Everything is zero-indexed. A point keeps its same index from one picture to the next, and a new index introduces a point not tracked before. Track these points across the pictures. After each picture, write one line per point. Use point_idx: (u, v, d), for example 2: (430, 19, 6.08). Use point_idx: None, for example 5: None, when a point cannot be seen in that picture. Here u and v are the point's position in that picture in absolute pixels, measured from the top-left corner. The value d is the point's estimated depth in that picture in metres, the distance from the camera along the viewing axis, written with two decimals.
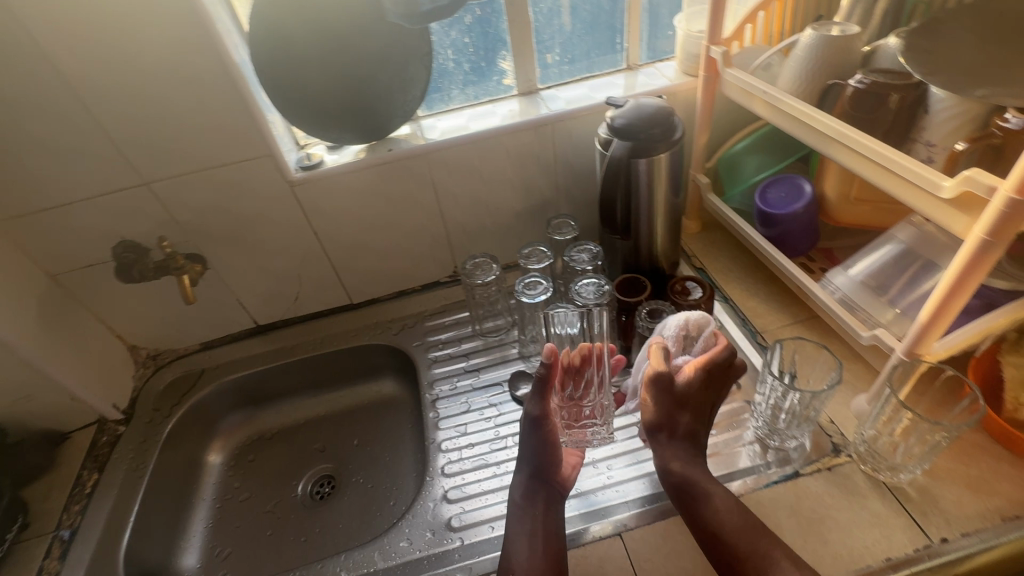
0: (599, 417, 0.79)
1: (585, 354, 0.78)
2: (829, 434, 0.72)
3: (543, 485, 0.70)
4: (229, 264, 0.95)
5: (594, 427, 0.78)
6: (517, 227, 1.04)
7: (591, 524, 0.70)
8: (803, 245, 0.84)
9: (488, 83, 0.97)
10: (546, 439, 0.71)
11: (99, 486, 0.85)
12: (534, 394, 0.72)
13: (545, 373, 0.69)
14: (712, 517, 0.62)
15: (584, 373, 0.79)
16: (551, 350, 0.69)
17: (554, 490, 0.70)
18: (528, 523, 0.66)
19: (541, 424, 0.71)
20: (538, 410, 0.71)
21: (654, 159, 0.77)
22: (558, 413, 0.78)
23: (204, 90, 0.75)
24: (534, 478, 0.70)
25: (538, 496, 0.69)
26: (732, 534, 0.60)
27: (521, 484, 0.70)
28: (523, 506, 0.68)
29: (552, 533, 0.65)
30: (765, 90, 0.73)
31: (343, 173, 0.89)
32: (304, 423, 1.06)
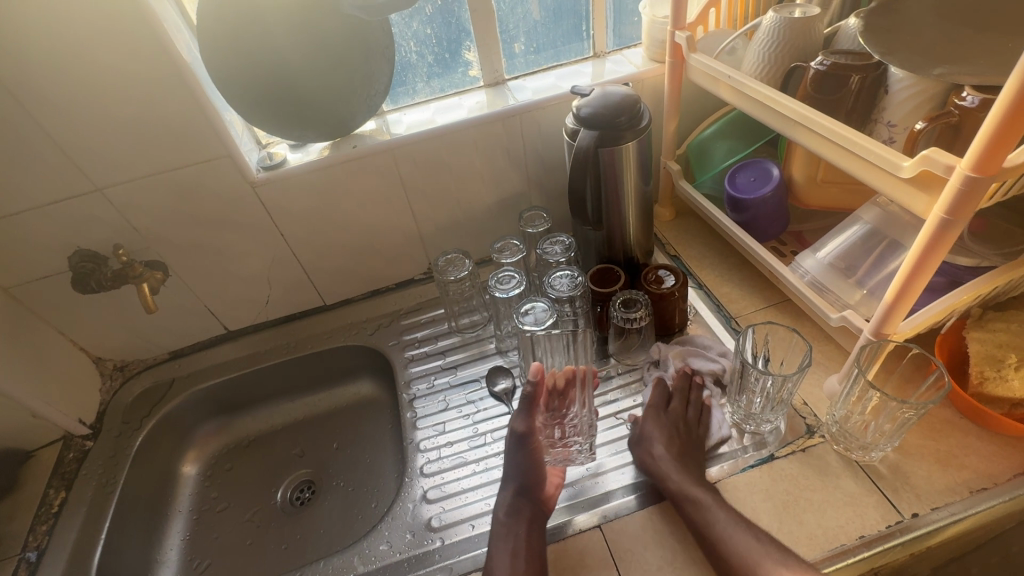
0: (584, 436, 0.77)
1: (567, 377, 0.77)
2: (803, 416, 0.73)
3: (528, 502, 0.69)
4: (194, 270, 0.92)
5: (579, 441, 0.76)
6: (490, 221, 1.03)
7: (576, 516, 0.70)
8: (773, 229, 0.84)
9: (453, 75, 0.95)
10: (531, 455, 0.72)
11: (67, 504, 0.82)
12: (518, 411, 0.76)
13: (530, 391, 0.76)
14: (703, 524, 0.62)
15: (567, 394, 0.78)
16: (534, 368, 0.76)
17: (539, 509, 0.69)
18: (511, 544, 0.65)
19: (525, 443, 0.73)
20: (523, 426, 0.74)
21: (620, 148, 0.76)
22: (543, 431, 0.77)
23: (154, 91, 0.72)
24: (518, 498, 0.69)
25: (521, 513, 0.68)
26: (727, 544, 0.60)
27: (505, 504, 0.69)
28: (507, 525, 0.67)
29: (535, 551, 0.65)
30: (731, 75, 0.73)
31: (306, 171, 0.86)
32: (281, 428, 1.04)
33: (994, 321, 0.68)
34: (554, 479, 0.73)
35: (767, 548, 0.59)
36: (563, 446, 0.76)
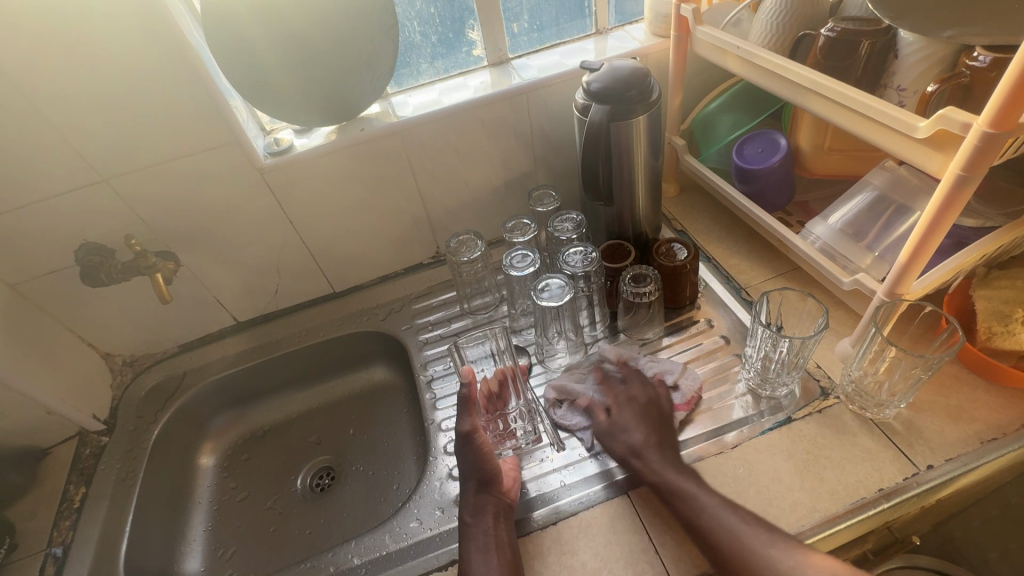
0: (527, 425, 0.80)
1: (500, 378, 0.82)
2: (816, 379, 0.75)
3: (489, 497, 0.68)
4: (203, 260, 0.91)
5: (521, 427, 0.80)
6: (497, 202, 1.03)
7: (539, 508, 0.71)
8: (780, 199, 0.85)
9: (457, 56, 0.94)
10: (481, 452, 0.70)
11: (88, 499, 0.82)
12: (459, 413, 0.73)
13: (466, 391, 0.73)
14: (690, 514, 0.62)
15: (502, 395, 0.82)
16: (466, 371, 0.75)
17: (501, 503, 0.69)
18: (481, 542, 0.64)
19: (470, 442, 0.71)
20: (467, 425, 0.72)
21: (632, 122, 0.76)
22: (488, 430, 0.79)
23: (160, 76, 0.71)
24: (481, 496, 0.69)
25: (485, 510, 0.67)
26: (720, 531, 0.59)
27: (468, 506, 0.68)
28: (474, 527, 0.66)
29: (506, 543, 0.65)
30: (740, 45, 0.74)
31: (313, 156, 0.85)
32: (296, 417, 1.04)
33: (999, 279, 0.70)
34: (511, 471, 0.73)
35: (757, 529, 0.59)
36: (506, 439, 0.79)
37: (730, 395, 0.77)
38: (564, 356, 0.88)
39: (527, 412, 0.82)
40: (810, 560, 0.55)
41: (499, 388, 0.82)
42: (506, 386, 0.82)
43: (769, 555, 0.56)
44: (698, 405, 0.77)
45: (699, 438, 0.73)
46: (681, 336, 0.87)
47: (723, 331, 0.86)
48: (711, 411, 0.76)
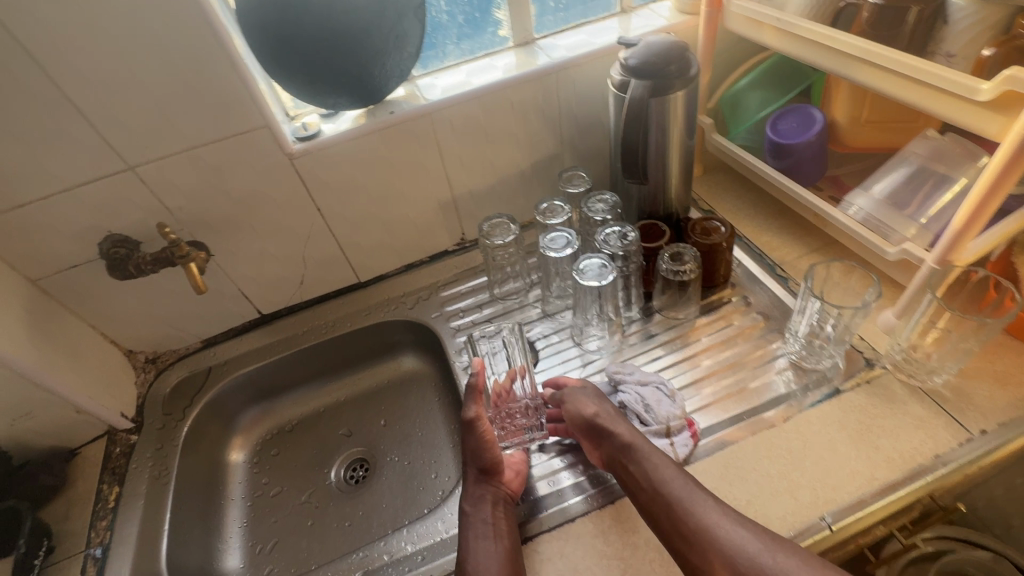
0: (534, 420, 0.79)
1: (511, 377, 0.82)
2: (861, 351, 0.75)
3: (489, 487, 0.69)
4: (230, 250, 0.89)
5: (531, 424, 0.79)
6: (523, 186, 1.02)
7: (546, 508, 0.70)
8: (814, 174, 0.85)
9: (483, 36, 0.93)
10: (481, 441, 0.72)
11: (123, 498, 0.79)
12: (466, 402, 0.76)
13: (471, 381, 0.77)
14: (655, 478, 0.62)
15: (515, 395, 0.81)
16: (477, 363, 0.81)
17: (502, 493, 0.69)
18: (481, 531, 0.65)
19: (474, 430, 0.73)
20: (471, 412, 0.74)
21: (670, 97, 0.76)
22: (496, 423, 0.79)
23: (189, 57, 0.68)
24: (481, 484, 0.70)
25: (484, 498, 0.68)
26: (686, 509, 0.59)
27: (470, 495, 0.69)
28: (473, 515, 0.67)
29: (506, 532, 0.65)
30: (780, 16, 0.74)
31: (342, 140, 0.83)
32: (325, 411, 1.02)
33: None
34: (515, 465, 0.73)
35: (724, 509, 0.59)
36: (515, 433, 0.78)
37: (772, 371, 0.77)
38: (599, 337, 0.88)
39: (536, 408, 0.80)
40: (777, 546, 0.55)
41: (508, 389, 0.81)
42: (517, 385, 0.82)
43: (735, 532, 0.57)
44: (716, 392, 0.76)
45: (746, 413, 0.73)
46: (715, 315, 0.87)
47: (761, 308, 0.86)
48: (755, 387, 0.76)
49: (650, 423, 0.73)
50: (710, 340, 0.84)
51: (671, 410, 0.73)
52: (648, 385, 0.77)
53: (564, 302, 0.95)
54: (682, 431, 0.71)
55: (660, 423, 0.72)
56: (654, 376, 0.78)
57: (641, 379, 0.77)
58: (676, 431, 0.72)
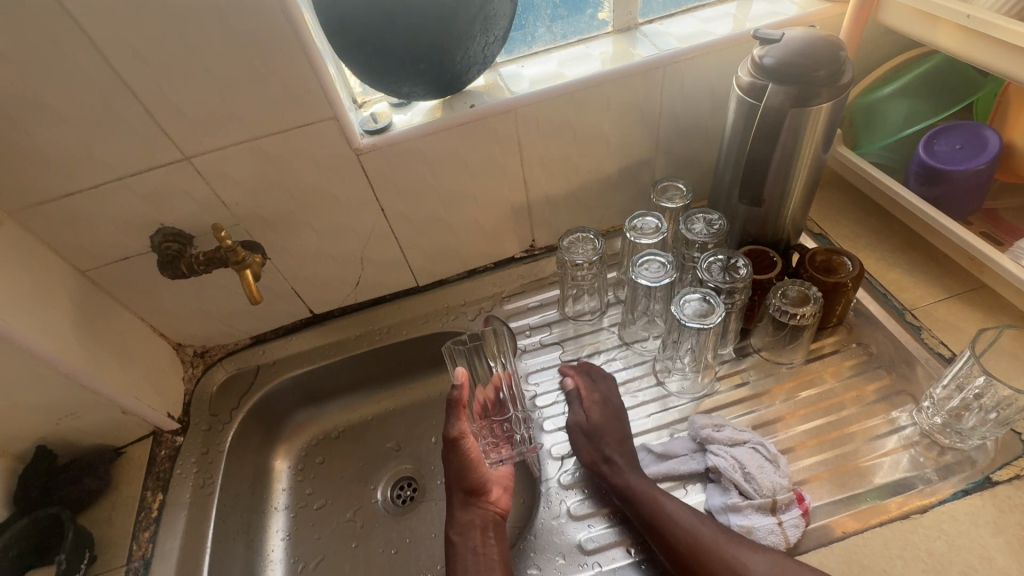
0: (519, 430, 0.75)
1: (497, 386, 0.76)
2: (1019, 433, 0.62)
3: (478, 510, 0.70)
4: (286, 249, 0.82)
5: (521, 432, 0.75)
6: (605, 192, 0.90)
7: None
8: (970, 206, 0.71)
9: (579, 19, 0.81)
10: (465, 459, 0.70)
11: (166, 507, 0.75)
12: (448, 417, 0.70)
13: (456, 394, 0.70)
14: (655, 519, 0.61)
15: (500, 403, 0.77)
16: (460, 372, 0.71)
17: (488, 516, 0.70)
18: (472, 564, 0.64)
19: (458, 449, 0.70)
20: (456, 431, 0.69)
21: (811, 109, 0.62)
22: (480, 438, 0.75)
23: (253, 38, 0.59)
24: (468, 508, 0.70)
25: (472, 524, 0.68)
26: (679, 533, 0.59)
27: (456, 523, 0.68)
28: (461, 544, 0.66)
29: (496, 562, 0.64)
30: (972, 14, 0.59)
31: (415, 136, 0.74)
32: (373, 419, 0.96)
33: None
34: (501, 479, 0.76)
35: (720, 530, 0.60)
36: (500, 446, 0.75)
37: (897, 444, 0.66)
38: (682, 377, 0.77)
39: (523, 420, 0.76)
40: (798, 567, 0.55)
41: (495, 397, 0.76)
42: (503, 395, 0.76)
43: (745, 556, 0.57)
44: (826, 462, 0.66)
45: (867, 495, 0.62)
46: (826, 364, 0.75)
47: (884, 360, 0.74)
48: (875, 461, 0.65)
49: (752, 495, 0.62)
50: (820, 395, 0.72)
51: (777, 481, 0.62)
52: (742, 445, 0.66)
53: (648, 330, 0.84)
54: (792, 508, 0.61)
55: (765, 497, 0.62)
56: (751, 434, 0.67)
57: (735, 439, 0.67)
58: (784, 507, 0.61)
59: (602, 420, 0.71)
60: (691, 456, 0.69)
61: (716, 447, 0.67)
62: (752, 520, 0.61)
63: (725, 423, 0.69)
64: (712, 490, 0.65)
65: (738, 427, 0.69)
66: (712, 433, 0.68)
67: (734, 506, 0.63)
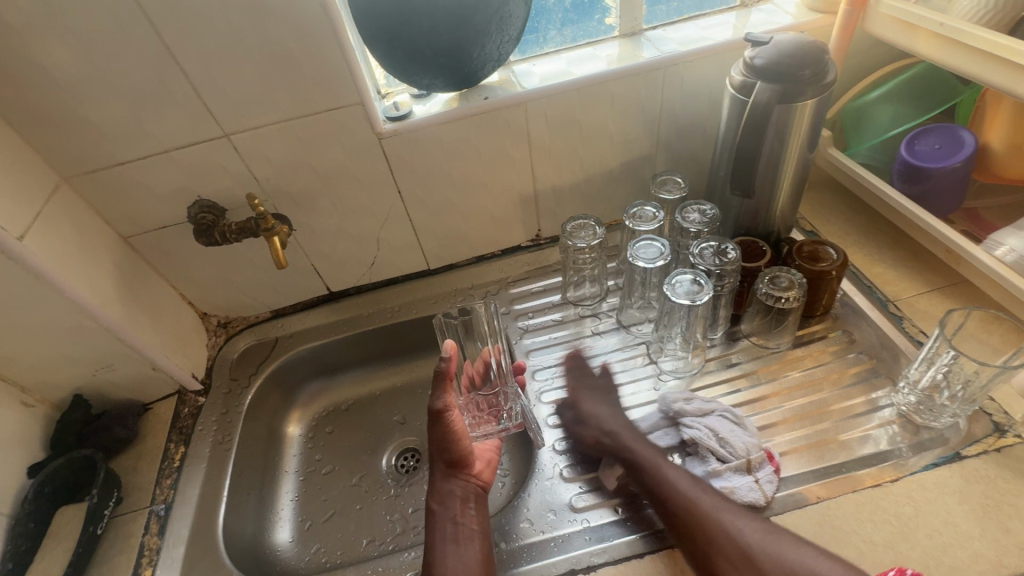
0: (508, 408, 0.78)
1: (486, 360, 0.82)
2: (989, 413, 0.66)
3: (459, 482, 0.71)
4: (309, 226, 0.88)
5: (518, 405, 0.78)
6: (608, 186, 0.96)
7: (598, 545, 0.64)
8: (949, 204, 0.75)
9: (588, 23, 0.87)
10: (449, 432, 0.70)
11: (188, 458, 0.81)
12: (434, 389, 0.70)
13: (443, 367, 0.69)
14: (653, 480, 0.65)
15: (488, 377, 0.82)
16: (449, 346, 0.71)
17: (470, 487, 0.71)
18: (450, 535, 0.64)
19: (442, 421, 0.70)
20: (441, 403, 0.69)
21: (797, 105, 0.68)
22: (467, 411, 0.79)
23: (292, 27, 0.67)
24: (449, 478, 0.70)
25: (453, 495, 0.69)
26: (678, 496, 0.63)
27: (437, 493, 0.70)
28: (440, 513, 0.67)
29: (475, 532, 0.66)
30: (945, 22, 0.64)
31: (432, 124, 0.80)
32: (381, 393, 1.01)
33: None
34: (486, 453, 0.77)
35: (710, 496, 0.63)
36: (486, 421, 0.78)
37: (875, 422, 0.69)
38: (674, 357, 0.82)
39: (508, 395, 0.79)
40: (777, 532, 0.58)
41: (483, 371, 0.82)
42: (491, 371, 0.82)
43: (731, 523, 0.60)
44: (805, 437, 0.69)
45: (844, 465, 0.66)
46: (811, 350, 0.79)
47: (867, 346, 0.78)
48: (854, 436, 0.68)
49: (727, 458, 0.66)
50: (802, 377, 0.76)
51: (748, 442, 0.66)
52: (711, 415, 0.70)
53: (644, 314, 0.89)
54: (764, 466, 0.65)
55: (740, 458, 0.66)
56: (717, 403, 0.71)
57: (703, 409, 0.71)
58: (758, 466, 0.65)
59: (588, 407, 0.76)
60: (666, 431, 0.73)
61: (688, 421, 0.71)
62: (732, 482, 0.65)
63: (696, 397, 0.73)
64: (692, 461, 0.69)
65: (706, 399, 0.73)
66: (684, 408, 0.71)
67: (714, 472, 0.66)
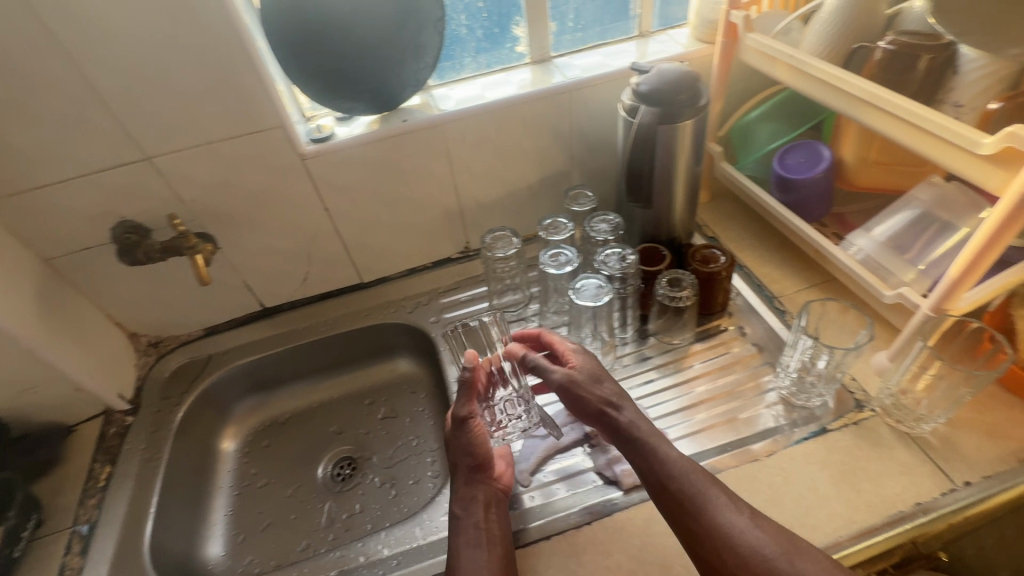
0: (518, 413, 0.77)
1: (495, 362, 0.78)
2: (851, 391, 0.75)
3: (482, 486, 0.69)
4: (238, 245, 0.91)
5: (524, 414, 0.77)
6: (529, 201, 1.03)
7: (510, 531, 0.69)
8: (819, 210, 0.86)
9: (501, 51, 0.94)
10: (472, 438, 0.70)
11: (114, 477, 0.81)
12: (458, 398, 0.70)
13: (467, 377, 0.66)
14: (659, 466, 0.59)
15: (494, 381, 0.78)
16: (471, 356, 0.68)
17: (493, 492, 0.69)
18: (472, 539, 0.64)
19: (466, 429, 0.70)
20: (465, 411, 0.69)
21: (678, 125, 0.76)
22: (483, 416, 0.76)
23: (210, 58, 0.71)
24: (473, 483, 0.69)
25: (476, 500, 0.67)
26: (695, 503, 0.57)
27: (460, 496, 0.68)
28: (463, 519, 0.66)
29: (497, 537, 0.65)
30: (793, 54, 0.73)
31: (354, 144, 0.85)
32: (318, 407, 1.04)
33: None
34: (502, 459, 0.74)
35: (720, 492, 0.58)
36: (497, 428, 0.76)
37: (763, 404, 0.77)
38: None
39: (522, 397, 0.78)
40: (794, 550, 0.54)
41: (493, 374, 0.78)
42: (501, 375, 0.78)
43: (750, 534, 0.55)
44: (700, 421, 0.77)
45: (731, 444, 0.73)
46: (710, 343, 0.87)
47: (756, 339, 0.86)
48: (744, 418, 0.76)
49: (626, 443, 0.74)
50: (703, 367, 0.84)
51: None
52: None
53: (562, 317, 0.95)
54: None
55: None
56: None
57: None
58: None
59: (596, 366, 0.68)
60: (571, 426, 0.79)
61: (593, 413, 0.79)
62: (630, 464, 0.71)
63: None
64: (595, 452, 0.75)
65: None
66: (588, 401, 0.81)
67: (617, 458, 0.73)
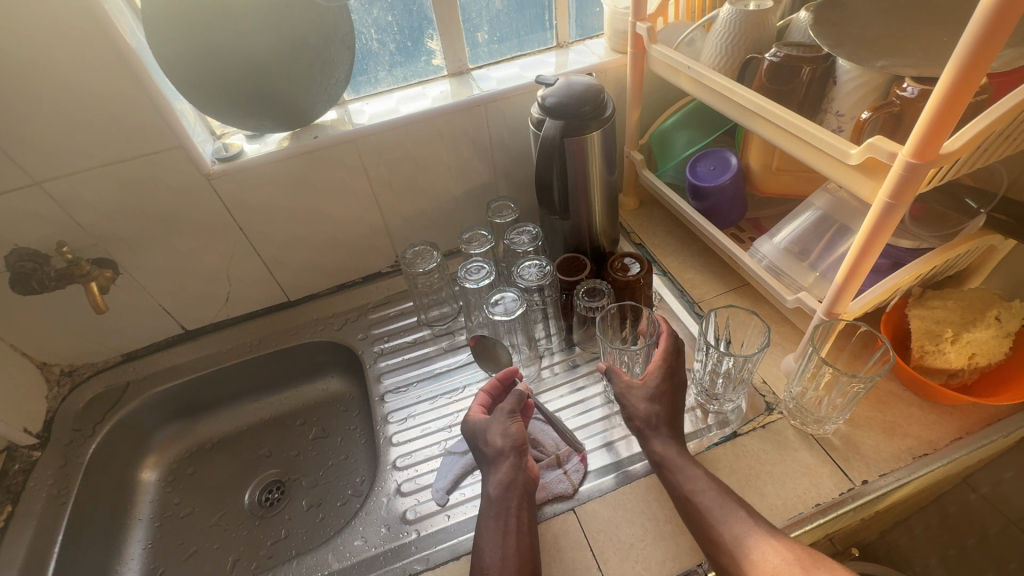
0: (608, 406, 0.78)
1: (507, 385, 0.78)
2: (762, 395, 0.77)
3: (522, 473, 0.67)
4: (148, 268, 0.88)
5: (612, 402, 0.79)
6: (456, 213, 1.02)
7: (423, 554, 0.69)
8: (733, 215, 0.87)
9: (417, 64, 0.94)
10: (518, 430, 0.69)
11: (14, 518, 0.78)
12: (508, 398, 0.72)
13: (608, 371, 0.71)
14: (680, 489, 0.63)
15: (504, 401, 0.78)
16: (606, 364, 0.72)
17: (529, 482, 0.67)
18: (503, 523, 0.63)
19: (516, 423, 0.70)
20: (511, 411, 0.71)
21: (585, 138, 0.77)
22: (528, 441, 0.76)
23: (95, 80, 0.69)
24: (516, 469, 0.67)
25: (515, 486, 0.66)
26: (712, 516, 0.60)
27: (498, 479, 0.66)
28: (496, 503, 0.65)
29: (526, 529, 0.63)
30: (692, 66, 0.73)
31: (263, 163, 0.83)
32: (247, 430, 1.01)
33: (932, 299, 0.73)
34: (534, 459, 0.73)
35: (742, 508, 0.60)
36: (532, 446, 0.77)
37: None
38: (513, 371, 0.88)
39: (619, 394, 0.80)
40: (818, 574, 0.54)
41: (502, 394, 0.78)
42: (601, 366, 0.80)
43: (764, 547, 0.56)
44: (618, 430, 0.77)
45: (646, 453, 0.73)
46: None
47: None
48: None
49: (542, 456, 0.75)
50: None
51: (557, 439, 0.77)
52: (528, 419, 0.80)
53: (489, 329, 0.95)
54: (572, 458, 0.73)
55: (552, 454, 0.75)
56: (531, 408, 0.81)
57: None
58: (567, 458, 0.73)
59: (666, 389, 0.70)
60: None
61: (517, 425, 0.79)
62: (544, 477, 0.72)
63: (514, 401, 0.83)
64: None
65: None
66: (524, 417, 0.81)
67: None
